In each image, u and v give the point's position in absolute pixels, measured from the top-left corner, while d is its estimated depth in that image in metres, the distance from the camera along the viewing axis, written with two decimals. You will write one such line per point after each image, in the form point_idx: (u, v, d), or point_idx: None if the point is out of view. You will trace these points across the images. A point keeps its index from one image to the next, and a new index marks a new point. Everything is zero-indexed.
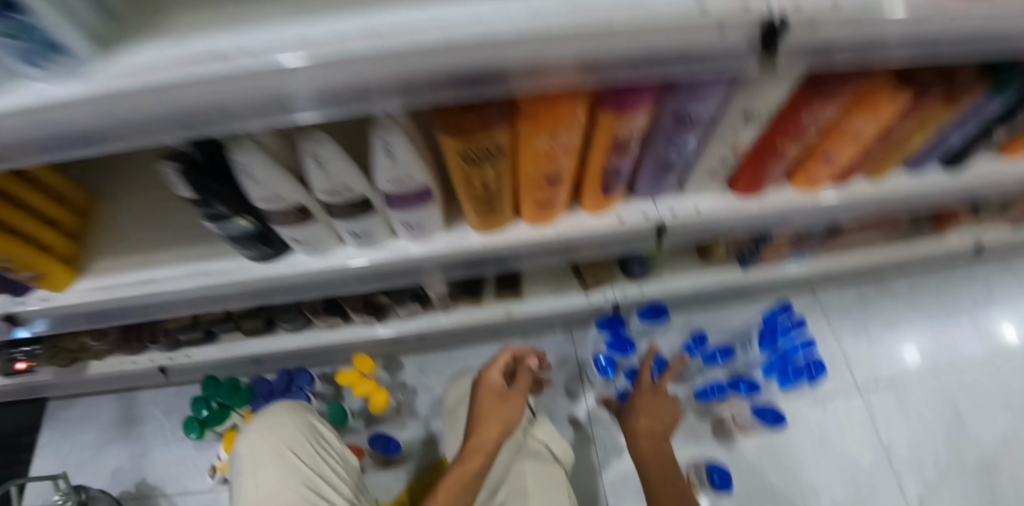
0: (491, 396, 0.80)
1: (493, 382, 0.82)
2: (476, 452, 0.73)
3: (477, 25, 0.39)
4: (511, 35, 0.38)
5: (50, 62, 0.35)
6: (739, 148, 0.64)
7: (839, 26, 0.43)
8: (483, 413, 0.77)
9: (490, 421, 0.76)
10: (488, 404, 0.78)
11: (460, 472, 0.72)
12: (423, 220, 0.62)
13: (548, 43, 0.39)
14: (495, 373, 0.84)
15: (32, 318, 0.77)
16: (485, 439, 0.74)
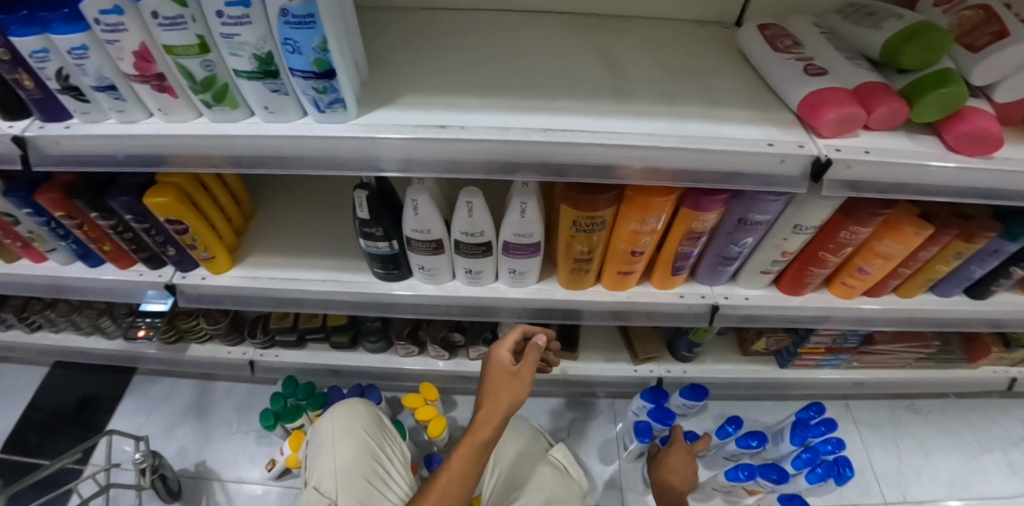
0: (500, 368, 0.77)
1: (503, 353, 0.78)
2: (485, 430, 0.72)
3: (611, 130, 0.57)
4: (635, 141, 0.56)
5: (331, 109, 0.57)
6: (788, 253, 0.77)
7: (869, 165, 0.59)
8: (493, 389, 0.75)
9: (500, 398, 0.74)
10: (498, 379, 0.76)
11: (470, 448, 0.72)
12: (526, 268, 0.78)
13: (659, 149, 0.56)
14: (506, 347, 0.79)
15: (189, 291, 0.96)
16: (495, 415, 0.72)
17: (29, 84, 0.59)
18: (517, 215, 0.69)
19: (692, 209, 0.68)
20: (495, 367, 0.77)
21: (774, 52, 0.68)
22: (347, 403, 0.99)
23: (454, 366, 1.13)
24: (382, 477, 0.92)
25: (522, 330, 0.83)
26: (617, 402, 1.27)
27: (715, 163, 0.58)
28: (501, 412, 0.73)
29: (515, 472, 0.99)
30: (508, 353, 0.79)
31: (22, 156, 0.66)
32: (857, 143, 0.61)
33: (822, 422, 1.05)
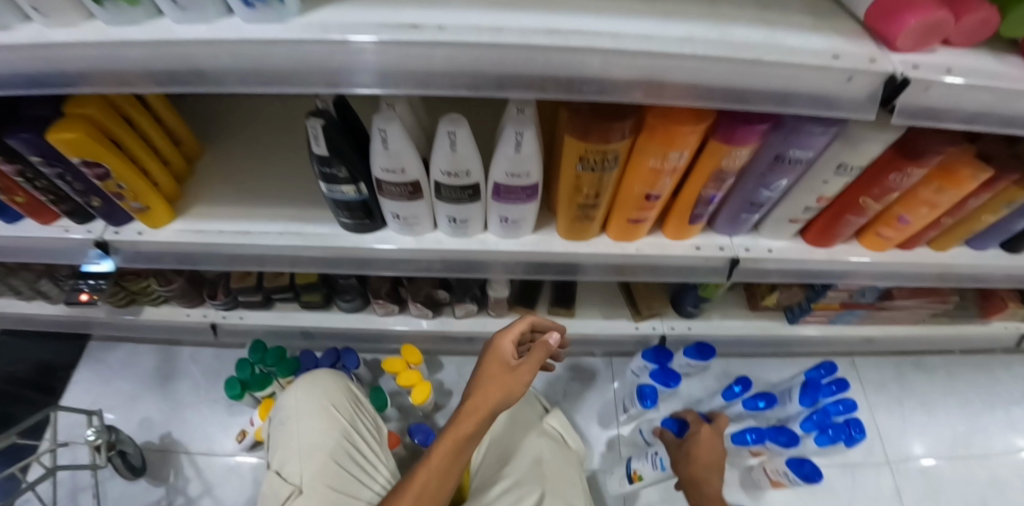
0: (497, 358, 0.71)
1: (506, 343, 0.72)
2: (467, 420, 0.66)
3: (636, 38, 0.44)
4: (667, 51, 0.43)
5: (263, 3, 0.42)
6: (824, 198, 0.67)
7: (952, 88, 0.47)
8: (484, 379, 0.69)
9: (488, 385, 0.68)
10: (492, 368, 0.70)
11: (450, 438, 0.66)
12: (520, 215, 0.67)
13: (697, 61, 0.44)
14: (509, 337, 0.73)
15: (126, 249, 0.83)
16: (479, 406, 0.66)
17: None
18: (510, 152, 0.56)
19: (722, 143, 0.57)
20: (492, 356, 0.71)
21: None
22: (312, 374, 0.89)
23: (440, 325, 1.03)
24: (355, 457, 0.83)
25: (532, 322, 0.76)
26: (615, 362, 1.19)
27: (765, 80, 0.46)
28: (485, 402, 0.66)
29: (504, 442, 0.91)
30: (510, 345, 0.72)
31: None
32: (938, 60, 0.48)
33: (833, 382, 0.98)
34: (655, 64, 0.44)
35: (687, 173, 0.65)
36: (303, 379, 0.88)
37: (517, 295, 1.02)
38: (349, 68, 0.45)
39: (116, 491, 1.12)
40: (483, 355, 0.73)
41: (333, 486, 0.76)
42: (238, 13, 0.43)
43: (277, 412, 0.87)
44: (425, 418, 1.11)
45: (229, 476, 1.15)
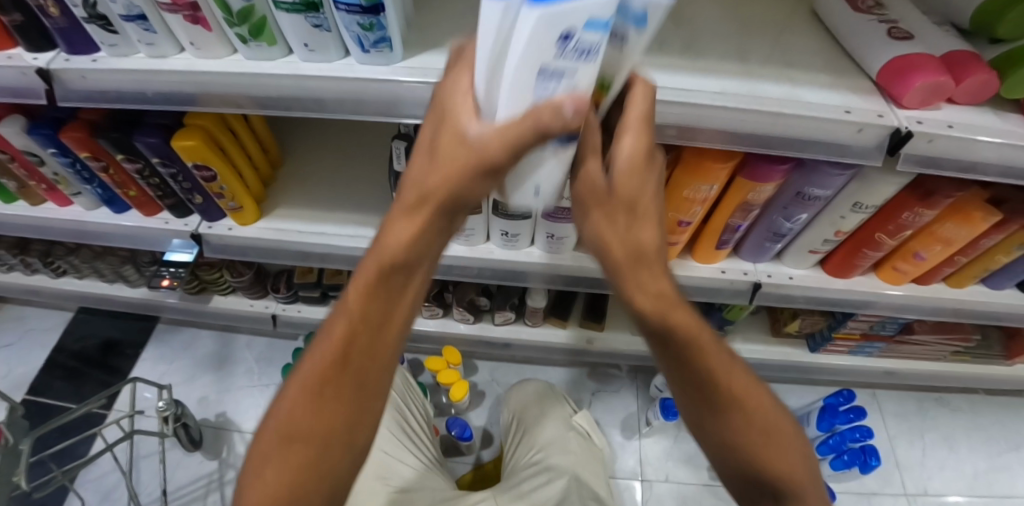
0: (388, 243, 0.44)
1: (402, 218, 0.43)
2: (321, 359, 0.46)
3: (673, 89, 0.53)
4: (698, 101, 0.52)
5: (376, 49, 0.52)
6: (842, 232, 0.73)
7: (951, 142, 0.54)
8: (364, 297, 0.46)
9: (361, 311, 0.46)
10: (376, 277, 0.45)
11: (300, 391, 0.46)
12: (565, 233, 0.76)
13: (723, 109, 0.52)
14: (412, 206, 0.43)
15: (214, 242, 0.95)
16: (339, 337, 0.46)
17: (54, 11, 0.56)
18: None
19: (749, 179, 0.65)
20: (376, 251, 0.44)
21: (854, 11, 0.62)
22: None
23: (478, 330, 1.12)
24: (406, 426, 0.99)
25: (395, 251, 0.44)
26: (640, 377, 1.25)
27: (787, 128, 0.54)
28: (346, 329, 0.46)
29: (540, 436, 1.01)
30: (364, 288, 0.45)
31: (47, 91, 0.64)
32: (940, 117, 0.56)
33: (851, 409, 1.02)
34: (688, 111, 0.53)
35: (717, 203, 0.73)
36: None
37: (551, 307, 1.10)
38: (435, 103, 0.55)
39: (174, 460, 1.24)
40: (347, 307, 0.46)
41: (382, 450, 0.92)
42: (354, 55, 0.54)
43: None
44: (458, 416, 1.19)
45: None
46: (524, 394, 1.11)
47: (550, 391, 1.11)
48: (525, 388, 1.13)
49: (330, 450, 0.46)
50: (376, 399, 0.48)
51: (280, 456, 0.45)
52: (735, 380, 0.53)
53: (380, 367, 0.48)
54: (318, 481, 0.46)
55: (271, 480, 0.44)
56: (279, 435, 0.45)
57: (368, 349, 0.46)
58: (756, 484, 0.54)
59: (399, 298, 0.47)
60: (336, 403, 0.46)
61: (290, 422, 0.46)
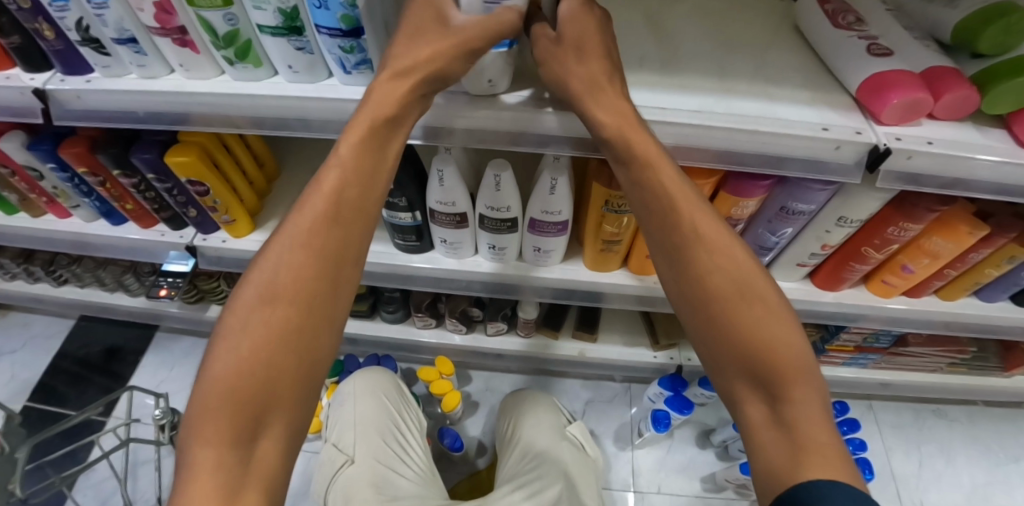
0: (377, 106, 0.47)
1: (392, 80, 0.47)
2: (303, 225, 0.46)
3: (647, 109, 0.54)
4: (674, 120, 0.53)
5: (358, 70, 0.55)
6: (828, 245, 0.74)
7: (930, 158, 0.55)
8: (352, 160, 0.47)
9: (348, 176, 0.47)
10: (365, 139, 0.47)
11: (281, 258, 0.45)
12: (552, 246, 0.76)
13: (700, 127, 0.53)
14: (399, 72, 0.47)
15: (210, 254, 0.96)
16: (323, 201, 0.46)
17: (49, 33, 0.58)
18: (545, 192, 0.67)
19: (732, 194, 0.65)
20: (365, 112, 0.47)
21: (834, 27, 0.61)
22: (364, 369, 1.07)
23: (472, 341, 1.12)
24: (398, 439, 0.98)
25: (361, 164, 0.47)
26: (634, 387, 1.25)
27: (764, 146, 0.55)
28: (330, 195, 0.47)
29: (533, 445, 1.01)
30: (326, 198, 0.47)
31: (44, 109, 0.65)
32: (920, 133, 0.56)
33: (844, 421, 1.03)
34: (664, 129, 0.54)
35: None
36: (361, 372, 1.05)
37: (544, 318, 1.11)
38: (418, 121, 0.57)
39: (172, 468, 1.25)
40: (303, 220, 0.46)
41: (378, 459, 0.92)
42: (338, 77, 0.56)
43: (336, 397, 1.04)
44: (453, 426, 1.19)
45: None
46: (516, 403, 1.11)
47: (544, 399, 1.11)
48: (518, 397, 1.13)
49: (311, 319, 0.45)
50: (353, 271, 0.48)
51: (257, 323, 0.43)
52: (745, 278, 0.48)
53: (359, 239, 0.49)
54: (296, 351, 0.44)
55: (247, 346, 0.42)
56: (257, 299, 0.44)
57: (350, 215, 0.48)
58: (764, 406, 0.46)
59: (381, 166, 0.49)
60: (318, 271, 0.46)
61: (269, 289, 0.44)
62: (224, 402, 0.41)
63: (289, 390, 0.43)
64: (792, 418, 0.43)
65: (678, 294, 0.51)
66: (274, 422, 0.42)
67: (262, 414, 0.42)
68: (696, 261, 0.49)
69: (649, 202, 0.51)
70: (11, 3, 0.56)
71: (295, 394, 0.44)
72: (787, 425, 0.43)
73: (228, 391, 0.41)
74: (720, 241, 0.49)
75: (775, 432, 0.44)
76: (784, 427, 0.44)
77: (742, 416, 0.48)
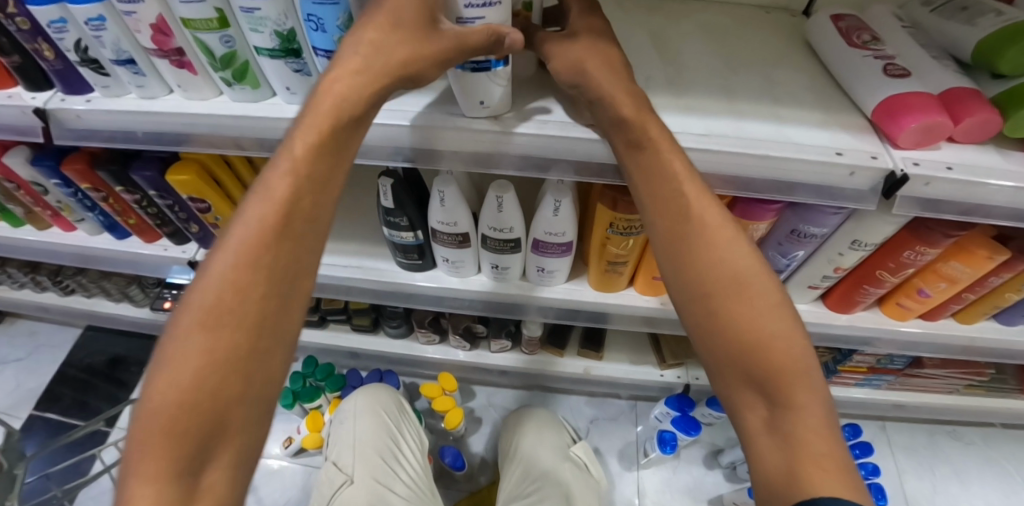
0: (326, 109, 0.44)
1: (341, 80, 0.44)
2: (245, 237, 0.43)
3: None
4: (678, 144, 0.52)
5: None
6: (841, 268, 0.71)
7: (949, 184, 0.52)
8: (299, 167, 0.44)
9: (294, 182, 0.44)
10: (314, 144, 0.44)
11: (221, 275, 0.42)
12: (555, 267, 0.75)
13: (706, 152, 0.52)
14: (349, 72, 0.44)
15: None
16: (266, 211, 0.43)
17: (49, 54, 0.58)
18: (549, 213, 0.65)
19: (741, 217, 0.64)
20: (314, 114, 0.44)
21: (848, 46, 0.59)
22: (365, 386, 1.05)
23: (476, 357, 1.11)
24: (398, 458, 0.96)
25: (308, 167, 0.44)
26: (640, 405, 1.23)
27: (773, 171, 0.54)
28: (274, 203, 0.43)
29: (535, 465, 0.99)
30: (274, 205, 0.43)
31: (44, 128, 0.65)
32: (939, 157, 0.53)
33: (856, 445, 1.00)
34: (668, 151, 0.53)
35: None
36: (361, 388, 1.04)
37: (548, 335, 1.09)
38: (419, 144, 0.56)
39: None
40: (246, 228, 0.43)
41: (377, 479, 0.91)
42: None
43: (336, 414, 1.03)
44: (455, 442, 1.18)
45: (271, 478, 1.17)
46: (519, 420, 1.09)
47: (548, 417, 1.09)
48: (521, 414, 1.11)
49: (259, 338, 0.42)
50: (305, 280, 0.46)
51: (201, 349, 0.40)
52: (745, 278, 0.46)
53: (307, 247, 0.46)
54: (248, 373, 0.41)
55: (188, 372, 0.39)
56: (198, 322, 0.40)
57: (306, 226, 0.45)
58: (761, 410, 0.44)
59: (333, 170, 0.46)
60: (266, 284, 0.43)
61: (210, 310, 0.41)
62: (170, 432, 0.37)
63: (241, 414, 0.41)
64: (789, 423, 0.42)
65: (677, 290, 0.49)
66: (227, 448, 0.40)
67: (211, 442, 0.39)
68: (695, 257, 0.48)
69: (651, 197, 0.49)
70: (10, 26, 0.56)
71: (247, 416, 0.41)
72: (784, 431, 0.42)
73: (172, 419, 0.38)
74: (718, 236, 0.48)
75: (771, 437, 0.43)
76: (782, 433, 0.42)
77: (739, 419, 0.46)
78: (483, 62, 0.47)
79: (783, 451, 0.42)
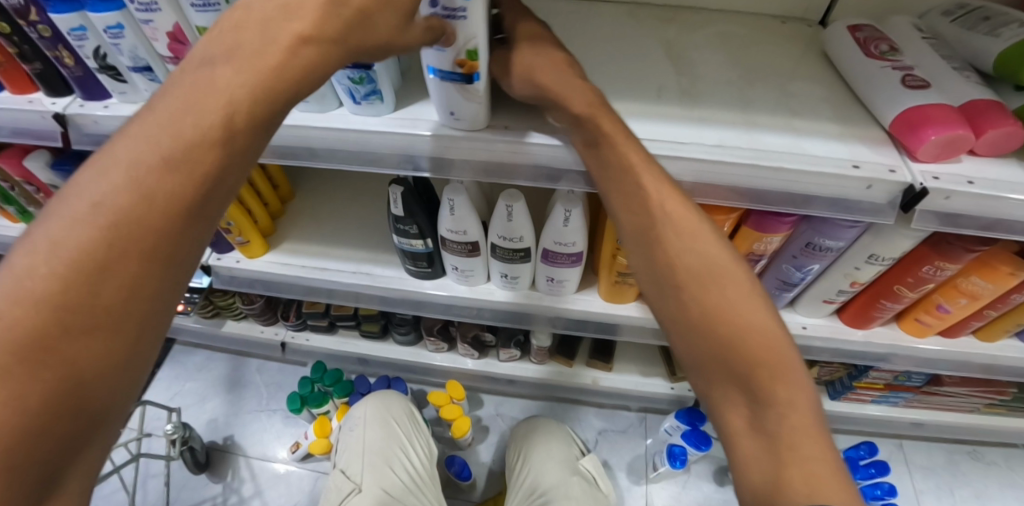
0: (269, 51, 0.34)
1: (293, 16, 0.34)
2: (116, 203, 0.32)
3: (659, 144, 0.53)
4: (688, 155, 0.52)
5: (368, 101, 0.54)
6: (857, 283, 0.70)
7: (970, 199, 0.51)
8: (211, 117, 0.33)
9: (197, 135, 0.33)
10: (243, 92, 0.34)
11: (63, 253, 0.31)
12: (565, 277, 0.74)
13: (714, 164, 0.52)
14: (306, 7, 0.34)
15: (224, 274, 0.91)
16: (152, 172, 0.33)
17: (69, 60, 0.59)
18: (559, 222, 0.65)
19: (754, 230, 0.63)
20: (250, 55, 0.34)
21: (867, 56, 0.58)
22: (373, 393, 1.05)
23: (484, 366, 1.10)
24: (406, 468, 0.96)
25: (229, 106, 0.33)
26: (650, 418, 1.21)
27: (786, 183, 0.53)
28: (166, 162, 0.33)
29: (542, 478, 0.98)
30: (170, 148, 0.33)
31: (63, 133, 0.66)
32: (960, 171, 0.51)
33: (872, 464, 0.97)
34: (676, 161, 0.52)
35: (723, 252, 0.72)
36: (372, 396, 1.04)
37: (557, 345, 1.08)
38: (428, 152, 0.56)
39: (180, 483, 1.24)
40: (126, 174, 0.32)
41: (384, 488, 0.91)
42: (348, 107, 0.55)
43: (346, 420, 1.03)
44: (462, 451, 1.17)
45: (278, 483, 1.17)
46: (527, 431, 1.08)
47: (556, 428, 1.07)
48: (530, 424, 1.10)
49: (123, 344, 0.33)
50: (183, 266, 0.35)
51: (32, 347, 0.30)
52: (720, 279, 0.46)
53: (191, 227, 0.34)
54: (103, 385, 0.33)
55: (15, 358, 0.30)
56: (30, 311, 0.30)
57: (188, 179, 0.33)
58: (744, 409, 0.44)
59: (255, 128, 0.35)
60: (140, 272, 0.33)
61: (54, 296, 0.31)
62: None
63: (86, 433, 0.33)
64: (774, 423, 0.42)
65: (653, 290, 0.49)
66: (67, 471, 0.33)
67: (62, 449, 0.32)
68: (668, 252, 0.48)
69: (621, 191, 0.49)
70: (32, 33, 0.58)
71: (94, 435, 0.34)
72: (770, 433, 0.41)
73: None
74: (690, 228, 0.47)
75: (756, 438, 0.42)
76: (767, 433, 0.42)
77: (721, 420, 0.45)
78: (460, 76, 0.47)
79: (769, 453, 0.41)
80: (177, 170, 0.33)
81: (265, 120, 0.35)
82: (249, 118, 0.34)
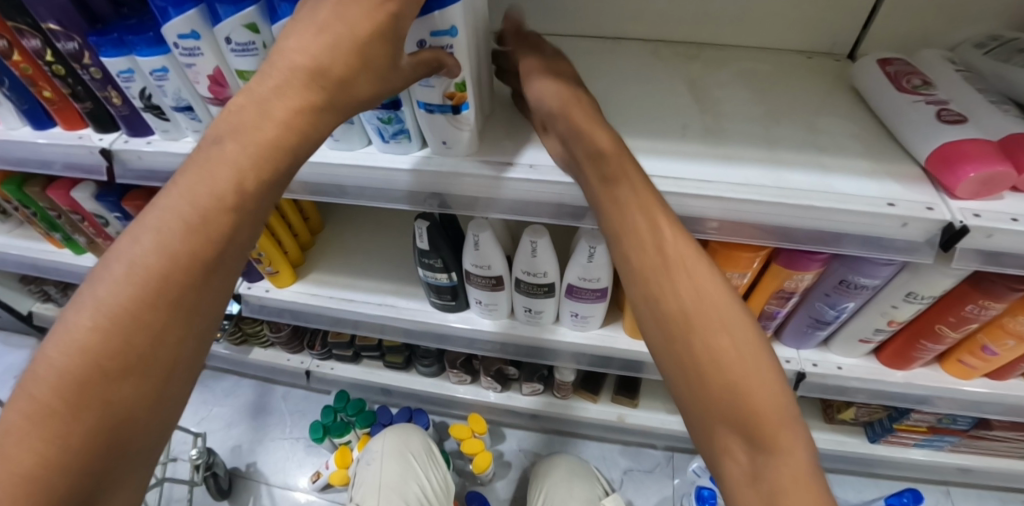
0: (268, 123, 0.36)
1: (290, 89, 0.37)
2: (148, 262, 0.34)
3: (681, 181, 0.53)
4: (712, 193, 0.52)
5: (395, 139, 0.55)
6: (895, 322, 0.67)
7: (1015, 238, 0.48)
8: (222, 184, 0.35)
9: (212, 200, 0.35)
10: (248, 161, 0.36)
11: (103, 308, 0.33)
12: (589, 312, 0.74)
13: (734, 205, 0.52)
14: (294, 86, 0.37)
15: (253, 302, 0.92)
16: (177, 232, 0.34)
17: (117, 100, 0.63)
18: (583, 257, 0.65)
19: (783, 266, 0.62)
20: (251, 128, 0.36)
21: (898, 92, 0.58)
22: (394, 427, 1.05)
23: (506, 399, 1.09)
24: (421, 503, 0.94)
25: (238, 174, 0.36)
26: (677, 457, 1.17)
27: (816, 222, 0.52)
28: (188, 226, 0.35)
29: None
30: (188, 212, 0.35)
31: (108, 167, 0.70)
32: (1002, 208, 0.49)
33: None
34: (697, 197, 0.53)
35: (753, 288, 0.70)
36: (390, 430, 1.03)
37: (581, 380, 1.07)
38: (454, 190, 0.57)
39: None
40: (150, 235, 0.34)
41: None
42: (376, 145, 0.57)
43: (363, 453, 1.03)
44: (482, 487, 1.14)
45: None
46: (547, 468, 1.05)
47: (578, 466, 1.05)
48: (551, 462, 1.07)
49: (153, 385, 0.34)
50: (208, 315, 0.37)
51: (75, 394, 0.32)
52: None
53: (211, 278, 0.36)
54: (140, 424, 0.34)
55: (59, 404, 0.32)
56: (74, 362, 0.32)
57: (209, 239, 0.35)
58: None
59: (259, 188, 0.37)
60: (168, 323, 0.34)
61: (94, 348, 0.33)
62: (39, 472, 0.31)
63: (130, 467, 0.35)
64: None
65: None
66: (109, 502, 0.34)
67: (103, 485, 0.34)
68: None
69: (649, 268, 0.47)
70: (85, 75, 0.61)
71: (138, 466, 0.36)
72: None
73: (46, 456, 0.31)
74: None
75: None
76: None
77: None
78: (446, 108, 0.50)
79: None
80: (199, 233, 0.35)
81: (270, 182, 0.37)
82: (251, 181, 0.36)
